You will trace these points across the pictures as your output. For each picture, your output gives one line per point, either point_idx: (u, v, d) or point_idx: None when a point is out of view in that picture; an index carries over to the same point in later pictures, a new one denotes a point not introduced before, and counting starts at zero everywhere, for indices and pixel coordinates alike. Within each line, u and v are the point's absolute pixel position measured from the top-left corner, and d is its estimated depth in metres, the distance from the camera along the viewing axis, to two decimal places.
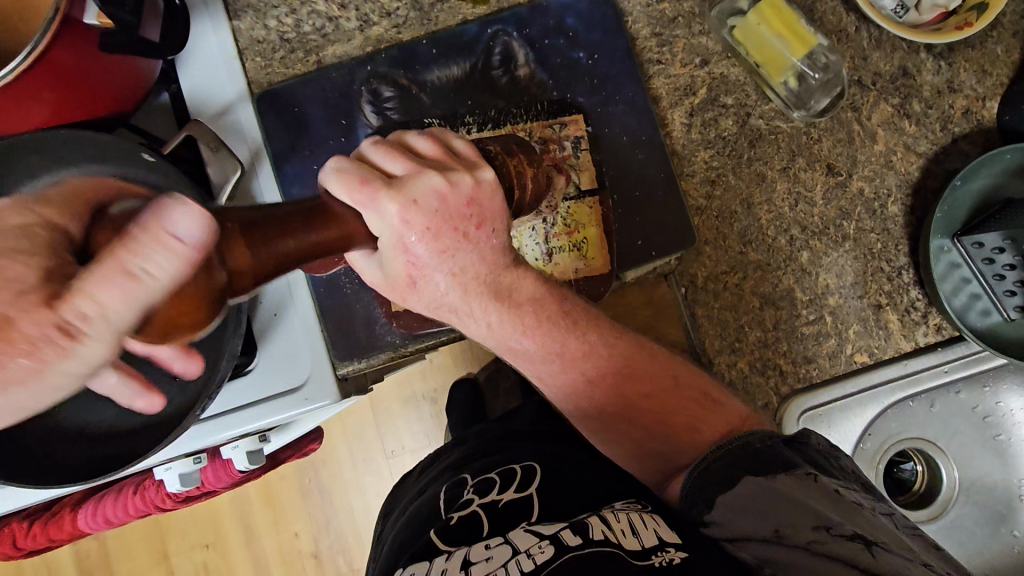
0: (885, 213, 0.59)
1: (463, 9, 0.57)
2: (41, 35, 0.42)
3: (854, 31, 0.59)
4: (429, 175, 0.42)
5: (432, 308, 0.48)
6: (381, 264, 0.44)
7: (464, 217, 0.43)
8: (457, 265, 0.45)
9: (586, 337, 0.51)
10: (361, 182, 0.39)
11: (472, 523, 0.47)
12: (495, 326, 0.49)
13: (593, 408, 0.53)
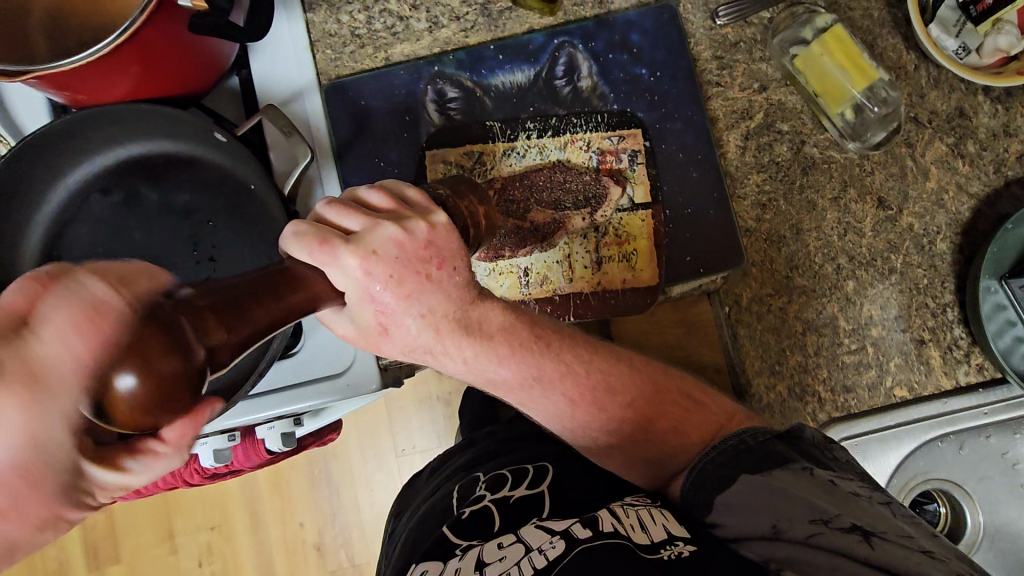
0: (933, 249, 0.59)
1: (531, 19, 0.59)
2: (139, 13, 0.43)
3: (913, 69, 0.60)
4: (385, 225, 0.41)
5: (408, 352, 0.47)
6: (349, 318, 0.43)
7: (424, 261, 0.42)
8: (425, 307, 0.44)
9: (557, 358, 0.50)
10: (318, 242, 0.38)
11: (484, 516, 0.47)
12: (471, 361, 0.48)
13: (616, 427, 0.50)
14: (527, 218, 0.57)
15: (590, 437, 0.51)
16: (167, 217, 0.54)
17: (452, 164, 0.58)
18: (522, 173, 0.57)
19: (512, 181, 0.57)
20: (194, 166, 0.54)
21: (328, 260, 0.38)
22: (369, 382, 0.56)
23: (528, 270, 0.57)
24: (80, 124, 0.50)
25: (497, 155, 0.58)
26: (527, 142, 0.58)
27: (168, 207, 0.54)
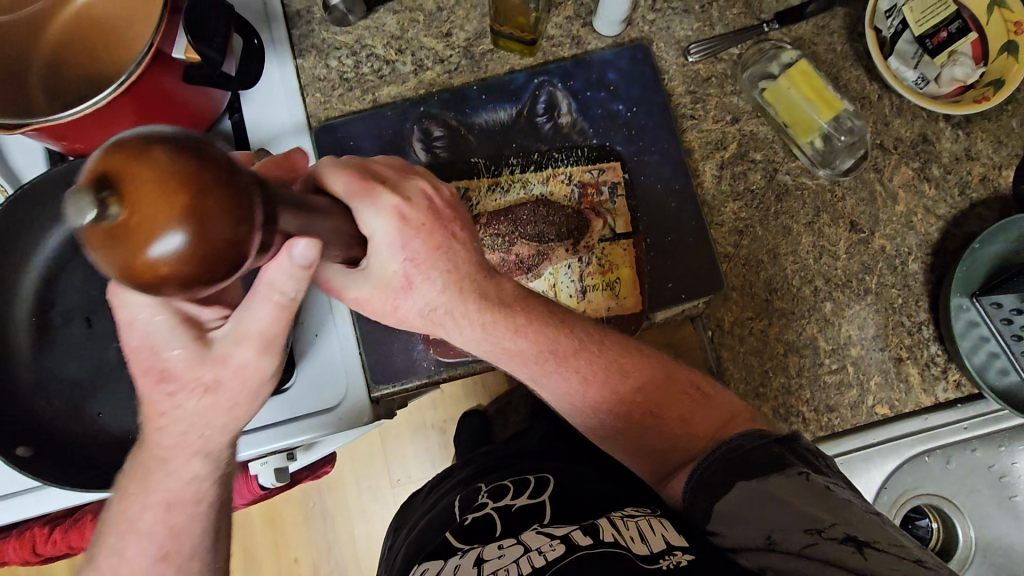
0: (905, 269, 0.61)
1: (512, 60, 0.62)
2: (136, 66, 0.45)
3: (877, 99, 0.63)
4: (417, 180, 0.47)
5: (424, 314, 0.48)
6: (373, 266, 0.45)
7: (450, 219, 0.48)
8: (449, 263, 0.48)
9: (574, 333, 0.52)
10: (360, 180, 0.42)
11: (487, 522, 0.47)
12: (488, 328, 0.49)
13: (621, 406, 0.51)
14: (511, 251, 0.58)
15: (596, 419, 0.52)
16: None
17: None
18: (506, 208, 0.59)
19: (497, 216, 0.59)
20: None
21: (365, 199, 0.42)
22: (361, 415, 0.56)
23: None
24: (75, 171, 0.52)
25: (482, 191, 0.59)
26: (511, 177, 0.60)
27: None
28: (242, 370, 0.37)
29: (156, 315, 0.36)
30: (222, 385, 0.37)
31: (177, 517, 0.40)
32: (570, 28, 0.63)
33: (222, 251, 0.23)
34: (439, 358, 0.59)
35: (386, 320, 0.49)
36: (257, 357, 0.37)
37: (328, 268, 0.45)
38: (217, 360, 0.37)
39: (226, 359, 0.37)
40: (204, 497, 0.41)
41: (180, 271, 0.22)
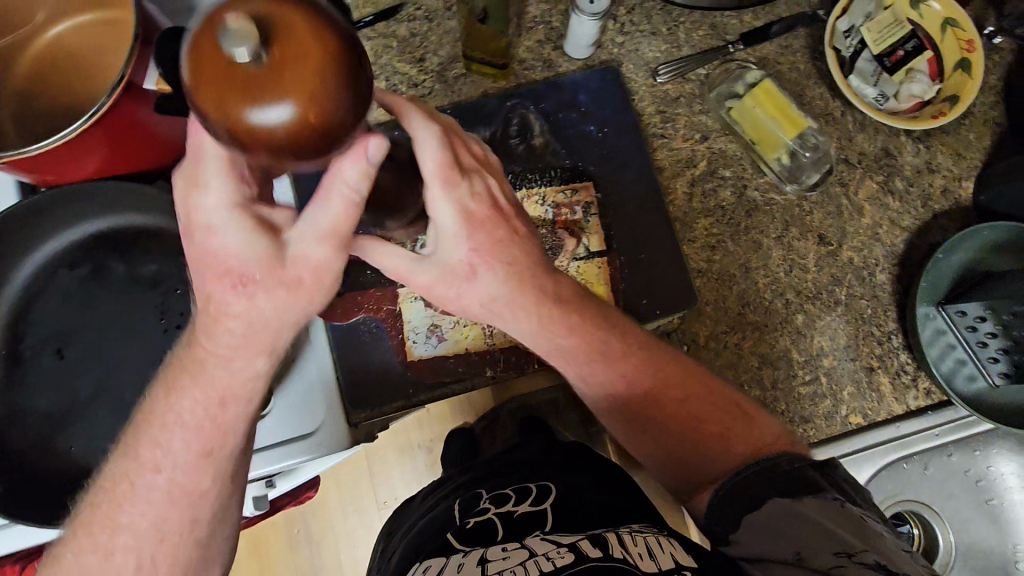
0: (873, 280, 0.63)
1: (484, 83, 0.63)
2: (106, 97, 0.45)
3: (840, 115, 0.65)
4: (489, 174, 0.46)
5: (479, 307, 0.45)
6: (439, 246, 0.43)
7: (510, 215, 0.46)
8: (511, 259, 0.45)
9: (627, 340, 0.49)
10: (446, 156, 0.42)
11: (489, 528, 0.48)
12: (540, 326, 0.47)
13: (654, 411, 0.49)
14: None
15: (637, 424, 0.49)
16: (134, 287, 0.55)
17: None
18: None
19: None
20: (162, 238, 0.55)
21: (450, 183, 0.42)
22: (340, 442, 0.55)
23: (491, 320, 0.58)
24: (47, 202, 0.52)
25: None
26: None
27: (133, 277, 0.55)
28: (317, 269, 0.37)
29: (224, 206, 0.35)
30: (300, 279, 0.37)
31: (227, 415, 0.39)
32: (541, 52, 0.64)
33: (328, 132, 0.29)
34: (416, 380, 0.58)
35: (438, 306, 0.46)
36: (332, 252, 0.37)
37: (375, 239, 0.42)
38: (289, 255, 0.37)
39: (298, 257, 0.37)
40: (253, 396, 0.40)
41: (279, 139, 0.28)
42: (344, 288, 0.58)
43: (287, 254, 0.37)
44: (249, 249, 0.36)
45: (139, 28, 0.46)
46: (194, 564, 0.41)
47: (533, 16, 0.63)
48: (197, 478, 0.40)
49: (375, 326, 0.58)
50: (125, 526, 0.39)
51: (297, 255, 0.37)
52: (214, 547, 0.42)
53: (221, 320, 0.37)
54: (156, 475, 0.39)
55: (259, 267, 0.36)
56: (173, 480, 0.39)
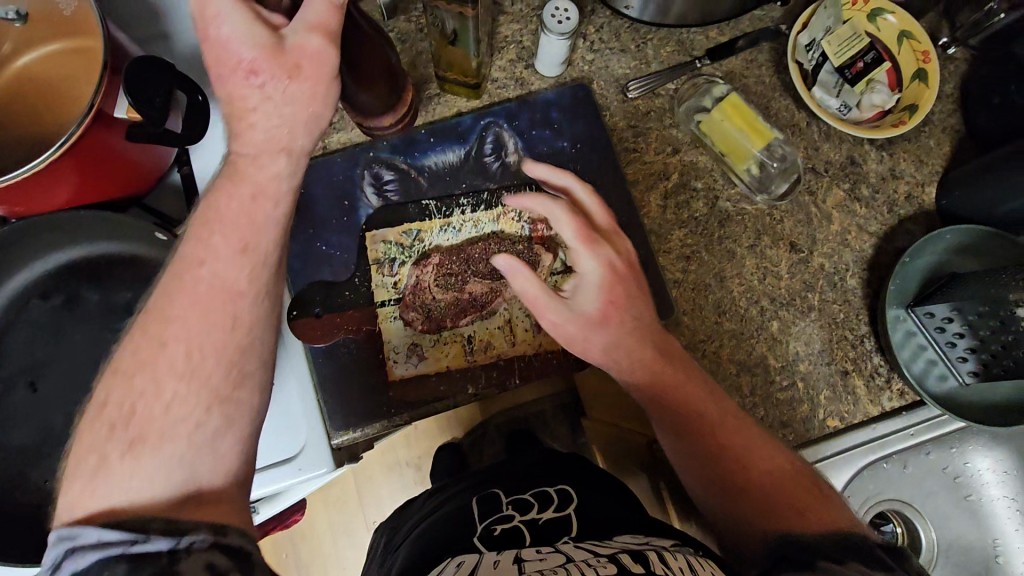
0: (844, 285, 0.64)
1: (458, 103, 0.64)
2: (75, 128, 0.45)
3: (805, 126, 0.67)
4: (624, 240, 0.58)
5: (607, 353, 0.54)
6: (581, 298, 0.55)
7: (634, 276, 0.56)
8: (635, 316, 0.54)
9: (723, 407, 0.51)
10: (587, 229, 0.55)
11: (517, 532, 0.53)
12: (653, 380, 0.52)
13: (736, 466, 0.48)
14: (465, 290, 0.59)
15: (711, 471, 0.48)
16: (109, 316, 0.55)
17: (392, 243, 0.60)
18: (458, 247, 0.60)
19: (449, 255, 0.60)
20: (135, 264, 0.54)
21: (592, 246, 0.55)
22: (322, 464, 0.55)
23: (471, 337, 0.59)
24: (15, 235, 0.51)
25: (434, 231, 0.60)
26: (462, 217, 0.61)
27: (109, 306, 0.55)
28: (316, 55, 0.40)
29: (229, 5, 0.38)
30: (288, 53, 0.39)
31: (256, 211, 0.41)
32: (513, 71, 0.65)
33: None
34: (398, 399, 0.58)
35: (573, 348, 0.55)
36: (325, 38, 0.40)
37: (531, 286, 0.54)
38: (286, 39, 0.39)
39: (294, 51, 0.39)
40: (280, 201, 0.43)
41: None
42: (324, 310, 0.58)
43: (285, 45, 0.39)
44: (250, 37, 0.39)
45: (108, 57, 0.47)
46: (237, 376, 0.40)
47: (504, 36, 0.65)
48: (236, 274, 0.41)
49: (355, 347, 0.58)
50: (174, 320, 0.39)
51: (295, 45, 0.39)
52: (258, 321, 0.41)
53: (249, 98, 0.40)
54: (202, 269, 0.40)
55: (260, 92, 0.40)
56: (216, 279, 0.40)
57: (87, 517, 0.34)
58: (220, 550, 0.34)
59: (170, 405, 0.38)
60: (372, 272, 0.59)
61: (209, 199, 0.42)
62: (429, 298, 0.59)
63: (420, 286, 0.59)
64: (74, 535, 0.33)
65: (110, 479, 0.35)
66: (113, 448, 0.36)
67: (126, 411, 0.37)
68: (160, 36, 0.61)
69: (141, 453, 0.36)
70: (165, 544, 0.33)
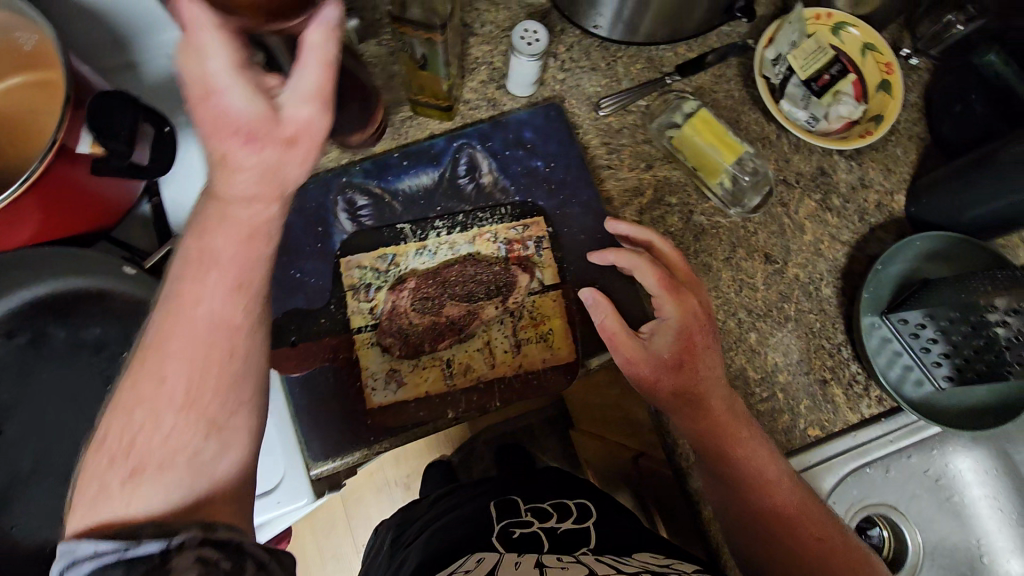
0: (819, 294, 0.65)
1: (431, 125, 0.64)
2: (37, 164, 0.45)
3: (775, 138, 0.68)
4: (703, 293, 0.58)
5: (677, 398, 0.54)
6: (656, 346, 0.55)
7: (709, 330, 0.56)
8: (713, 368, 0.55)
9: (780, 466, 0.53)
10: (670, 284, 0.56)
11: (534, 536, 0.54)
12: (723, 430, 0.53)
13: (791, 531, 0.50)
14: (442, 313, 0.59)
15: (762, 529, 0.51)
16: (78, 353, 0.54)
17: (368, 268, 0.59)
18: (434, 270, 0.60)
19: (425, 279, 0.60)
20: (103, 300, 0.53)
21: (675, 298, 0.55)
22: (300, 497, 0.56)
23: (450, 361, 0.58)
24: None
25: (410, 255, 0.60)
26: (438, 240, 0.61)
27: (76, 342, 0.54)
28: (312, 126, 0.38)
29: (226, 70, 0.36)
30: (284, 124, 0.37)
31: (251, 251, 0.39)
32: (485, 92, 0.65)
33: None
34: (377, 427, 0.57)
35: (641, 390, 0.56)
36: (319, 107, 0.38)
37: (608, 330, 0.55)
38: (282, 111, 0.37)
39: (289, 122, 0.37)
40: (273, 237, 0.40)
41: None
42: (299, 338, 0.57)
43: (280, 113, 0.37)
44: (250, 107, 0.36)
45: (71, 91, 0.47)
46: (232, 405, 0.39)
47: (476, 58, 0.65)
48: (231, 311, 0.38)
49: (333, 374, 0.57)
50: (171, 355, 0.37)
51: (293, 118, 0.38)
52: (254, 353, 0.40)
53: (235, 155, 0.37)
54: (196, 308, 0.38)
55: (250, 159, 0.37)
56: (214, 314, 0.38)
57: (98, 531, 0.33)
58: (211, 543, 0.34)
59: (166, 436, 0.36)
60: (348, 298, 0.59)
61: (198, 230, 0.39)
62: (406, 323, 0.58)
63: (397, 310, 0.58)
64: (72, 549, 0.32)
65: (108, 504, 0.34)
66: (114, 477, 0.35)
67: (125, 444, 0.36)
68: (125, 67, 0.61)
69: (142, 481, 0.35)
70: (156, 545, 0.33)
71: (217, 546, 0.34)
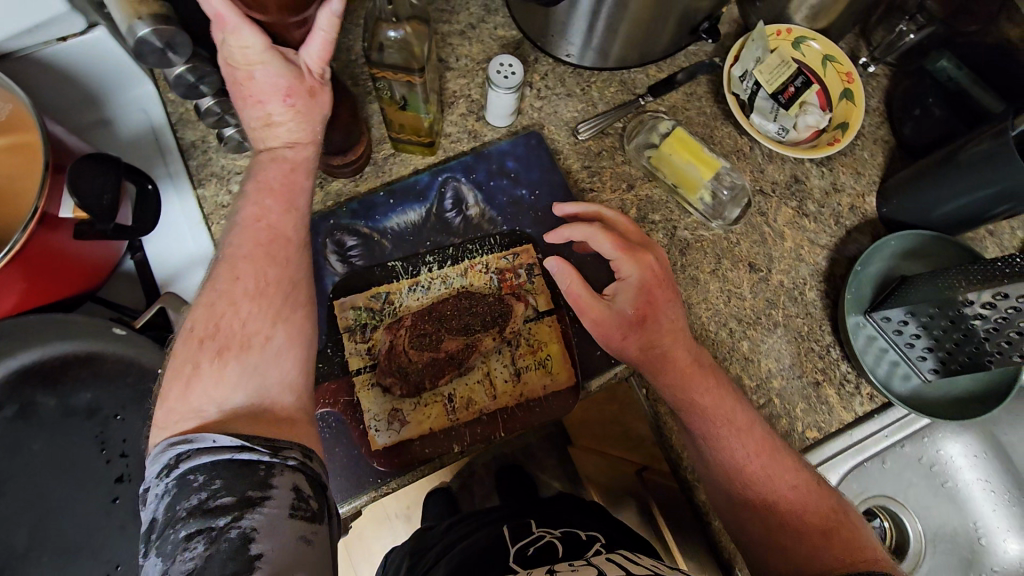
0: (804, 298, 0.67)
1: (414, 160, 0.65)
2: (20, 234, 0.45)
3: (748, 150, 0.70)
4: (658, 249, 0.59)
5: (643, 352, 0.56)
6: (619, 302, 0.57)
7: (668, 285, 0.57)
8: (676, 319, 0.57)
9: (749, 415, 0.55)
10: (622, 243, 0.57)
11: (547, 547, 0.55)
12: (684, 390, 0.55)
13: (767, 498, 0.52)
14: (441, 348, 0.58)
15: (741, 486, 0.53)
16: (72, 418, 0.54)
17: (362, 309, 0.59)
18: (428, 305, 0.60)
19: (421, 314, 0.59)
20: (93, 363, 0.52)
21: (632, 256, 0.56)
22: None
23: (451, 395, 0.58)
24: None
25: (403, 292, 0.60)
26: (430, 274, 0.61)
27: (68, 408, 0.53)
28: (289, 78, 0.45)
29: (261, 47, 0.43)
30: (307, 79, 0.46)
31: (280, 211, 0.47)
32: (465, 124, 0.66)
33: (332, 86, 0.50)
34: (384, 469, 0.56)
35: (610, 348, 0.57)
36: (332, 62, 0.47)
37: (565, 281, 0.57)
38: (278, 74, 0.44)
39: (316, 70, 0.46)
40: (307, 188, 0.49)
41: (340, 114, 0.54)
42: None
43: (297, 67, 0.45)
44: (277, 80, 0.44)
45: (50, 156, 0.47)
46: (272, 344, 0.44)
47: (453, 91, 0.66)
48: (287, 225, 0.47)
49: (336, 420, 0.57)
50: (241, 258, 0.45)
51: (297, 69, 0.45)
52: (302, 272, 0.47)
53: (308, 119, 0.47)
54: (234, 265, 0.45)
55: (271, 89, 0.45)
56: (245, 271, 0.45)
57: (191, 431, 0.39)
58: (303, 474, 0.39)
59: (245, 322, 0.43)
60: (345, 340, 0.58)
61: (240, 198, 0.47)
62: (405, 360, 0.58)
63: (395, 348, 0.58)
64: (191, 440, 0.38)
65: (200, 384, 0.41)
66: (204, 356, 0.42)
67: (212, 327, 0.43)
68: (98, 123, 0.61)
69: (228, 360, 0.42)
70: (266, 456, 0.38)
71: (311, 481, 0.39)
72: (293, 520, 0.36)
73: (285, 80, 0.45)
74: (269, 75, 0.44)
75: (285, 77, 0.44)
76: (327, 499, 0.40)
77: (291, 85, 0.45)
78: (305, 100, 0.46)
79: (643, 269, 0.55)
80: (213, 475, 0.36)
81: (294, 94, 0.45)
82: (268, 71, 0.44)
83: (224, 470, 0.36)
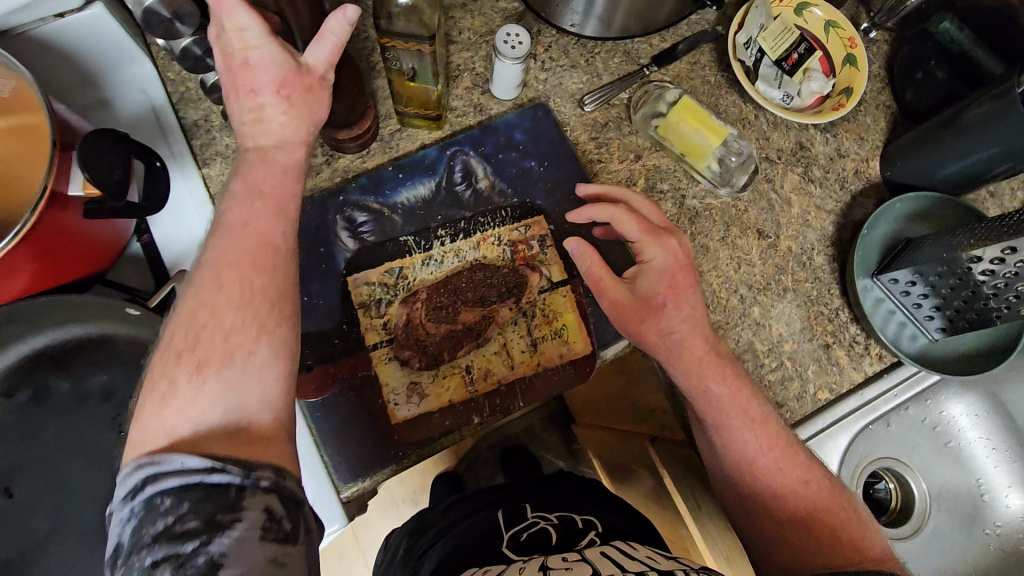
0: (813, 263, 0.67)
1: (421, 135, 0.64)
2: (30, 214, 0.44)
3: (754, 118, 0.70)
4: (681, 235, 0.59)
5: (661, 337, 0.56)
6: (639, 286, 0.57)
7: (690, 271, 0.58)
8: (697, 302, 0.57)
9: (768, 413, 0.57)
10: (648, 227, 0.57)
11: (539, 539, 0.54)
12: (703, 364, 0.56)
13: (781, 499, 0.55)
14: (457, 321, 0.59)
15: (757, 486, 0.55)
16: (85, 403, 0.53)
17: (376, 284, 0.59)
18: (443, 279, 0.60)
19: (436, 289, 0.59)
20: (105, 347, 0.51)
21: (655, 240, 0.56)
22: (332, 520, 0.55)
23: (469, 367, 0.58)
24: None
25: (417, 266, 0.60)
26: (443, 248, 0.61)
27: (81, 393, 0.53)
28: (286, 71, 0.43)
29: (257, 31, 0.41)
30: (305, 75, 0.44)
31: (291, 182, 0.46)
32: (471, 97, 0.66)
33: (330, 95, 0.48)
34: (404, 443, 0.56)
35: (628, 330, 0.57)
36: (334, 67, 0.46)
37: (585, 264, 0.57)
38: (274, 63, 0.42)
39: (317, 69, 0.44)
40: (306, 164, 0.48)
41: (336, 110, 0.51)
42: (316, 361, 0.56)
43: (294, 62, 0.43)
44: (273, 65, 0.42)
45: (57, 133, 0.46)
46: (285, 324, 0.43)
47: (458, 65, 0.66)
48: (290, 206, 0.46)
49: (351, 397, 0.57)
50: (226, 256, 0.41)
51: (294, 63, 0.43)
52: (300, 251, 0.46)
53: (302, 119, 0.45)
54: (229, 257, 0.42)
55: (265, 78, 0.43)
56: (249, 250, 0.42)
57: (160, 449, 0.35)
58: (277, 495, 0.36)
59: (227, 332, 0.39)
60: (360, 315, 0.58)
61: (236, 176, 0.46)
62: (422, 334, 0.58)
63: (411, 321, 0.58)
64: (157, 460, 0.34)
65: (175, 400, 0.37)
66: (180, 372, 0.38)
67: (191, 338, 0.39)
68: (99, 103, 0.60)
69: (206, 375, 0.38)
70: (237, 478, 0.35)
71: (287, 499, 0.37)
72: (264, 543, 0.34)
73: (281, 72, 0.43)
74: (265, 62, 0.42)
75: (280, 66, 0.42)
76: (303, 514, 0.37)
77: (286, 77, 0.43)
78: (299, 93, 0.44)
79: (666, 253, 0.56)
80: (183, 496, 0.34)
81: (287, 87, 0.43)
82: (264, 59, 0.42)
83: (194, 492, 0.34)
